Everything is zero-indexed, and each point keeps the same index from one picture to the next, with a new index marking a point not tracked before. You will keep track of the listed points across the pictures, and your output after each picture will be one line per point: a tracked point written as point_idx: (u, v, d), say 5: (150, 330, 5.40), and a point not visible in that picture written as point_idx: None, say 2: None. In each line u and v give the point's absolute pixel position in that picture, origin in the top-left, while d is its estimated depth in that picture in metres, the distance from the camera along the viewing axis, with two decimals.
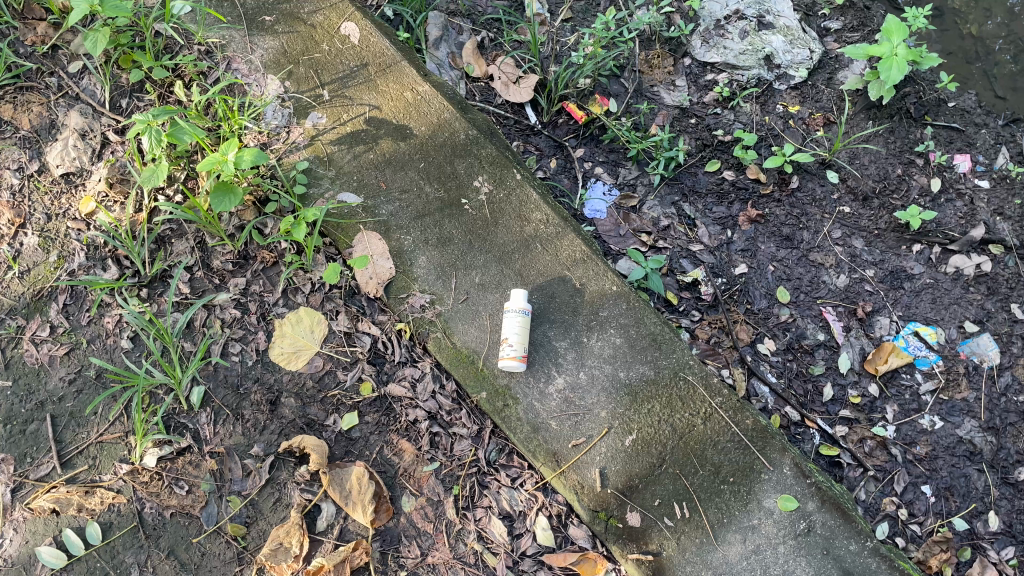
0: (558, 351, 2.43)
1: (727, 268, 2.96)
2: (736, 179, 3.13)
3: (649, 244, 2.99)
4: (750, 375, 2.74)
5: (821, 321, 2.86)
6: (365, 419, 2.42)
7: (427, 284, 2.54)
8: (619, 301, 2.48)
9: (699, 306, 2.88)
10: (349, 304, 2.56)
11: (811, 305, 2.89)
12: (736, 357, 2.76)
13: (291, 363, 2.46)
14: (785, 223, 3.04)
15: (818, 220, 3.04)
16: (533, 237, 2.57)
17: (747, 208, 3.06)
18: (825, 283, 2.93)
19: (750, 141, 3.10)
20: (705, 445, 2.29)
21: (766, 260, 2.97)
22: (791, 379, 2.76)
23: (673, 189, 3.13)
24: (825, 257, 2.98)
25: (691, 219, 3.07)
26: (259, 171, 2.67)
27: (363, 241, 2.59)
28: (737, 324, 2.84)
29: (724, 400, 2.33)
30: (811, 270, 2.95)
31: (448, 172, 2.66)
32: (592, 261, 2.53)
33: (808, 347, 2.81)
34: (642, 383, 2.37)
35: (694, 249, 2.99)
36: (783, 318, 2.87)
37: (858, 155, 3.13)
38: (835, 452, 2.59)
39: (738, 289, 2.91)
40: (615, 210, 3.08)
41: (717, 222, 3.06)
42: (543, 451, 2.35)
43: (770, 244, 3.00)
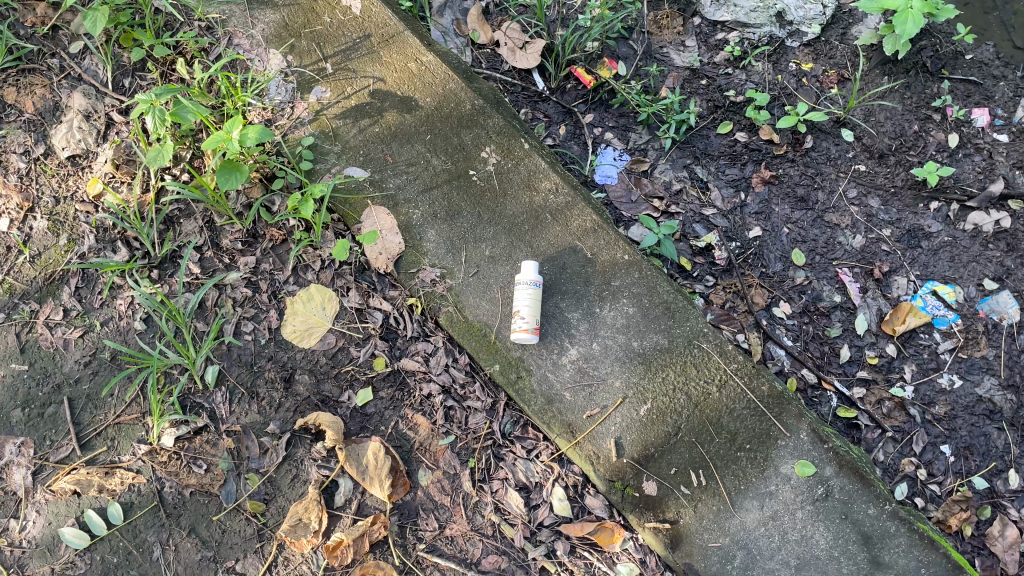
0: (570, 322, 2.41)
1: (741, 231, 2.92)
2: (749, 141, 3.08)
3: (662, 210, 2.96)
4: (766, 340, 2.74)
5: (838, 283, 2.83)
6: (379, 395, 2.41)
7: (438, 259, 2.50)
8: (631, 270, 2.45)
9: (713, 271, 2.87)
10: (359, 280, 2.52)
11: (827, 267, 2.86)
12: (751, 322, 2.76)
13: (304, 340, 2.44)
14: (799, 184, 2.99)
15: (833, 179, 2.99)
16: (543, 207, 2.52)
17: (761, 170, 3.02)
18: (841, 243, 2.89)
19: (762, 101, 3.03)
20: (720, 412, 2.28)
21: (781, 223, 2.94)
22: (808, 342, 2.75)
23: (685, 153, 3.09)
24: (841, 218, 2.93)
25: (704, 183, 3.03)
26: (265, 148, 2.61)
27: (373, 216, 2.54)
28: (751, 288, 2.83)
29: (740, 367, 2.31)
30: (827, 231, 2.92)
31: (455, 143, 2.61)
32: (604, 230, 2.49)
33: (824, 309, 2.79)
34: (656, 352, 2.35)
35: (707, 213, 2.96)
36: (798, 281, 2.84)
37: (873, 112, 3.06)
38: (852, 414, 2.60)
39: (753, 252, 2.89)
40: (626, 175, 3.05)
41: (730, 184, 3.02)
42: (557, 422, 2.34)
43: (784, 205, 2.97)
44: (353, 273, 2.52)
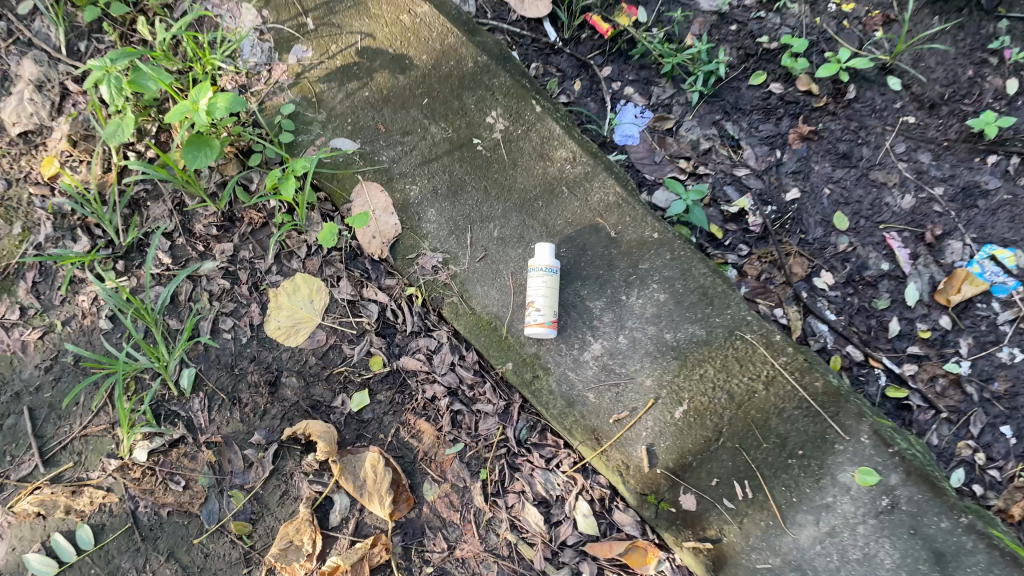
0: (593, 313, 2.11)
1: (777, 194, 2.62)
2: (785, 93, 2.71)
3: (689, 172, 2.67)
4: (806, 314, 2.49)
5: (884, 250, 2.52)
6: (377, 398, 2.12)
7: (439, 242, 2.18)
8: (661, 250, 2.12)
9: (746, 239, 2.60)
10: (350, 268, 2.21)
11: (872, 232, 2.54)
12: (790, 295, 2.50)
13: (291, 338, 2.14)
14: (841, 139, 2.65)
15: (878, 133, 2.63)
16: (558, 179, 2.17)
17: (798, 125, 2.67)
18: (889, 205, 2.57)
19: (799, 48, 2.64)
20: (768, 415, 1.97)
21: (821, 182, 2.61)
22: (853, 315, 2.48)
23: (713, 108, 2.74)
24: (888, 176, 2.59)
25: (735, 140, 2.70)
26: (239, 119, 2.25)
27: (364, 194, 2.20)
28: (790, 257, 2.54)
29: (789, 359, 1.99)
30: (872, 191, 2.58)
31: (456, 107, 2.22)
32: (628, 205, 2.14)
33: (871, 279, 2.50)
34: (692, 346, 2.04)
35: (739, 174, 2.66)
36: (841, 248, 2.54)
37: (923, 57, 2.65)
38: (902, 395, 2.35)
39: (791, 218, 2.59)
40: (649, 134, 2.73)
41: (765, 142, 2.69)
42: (580, 428, 2.06)
43: (825, 163, 2.63)
44: (342, 259, 2.20)
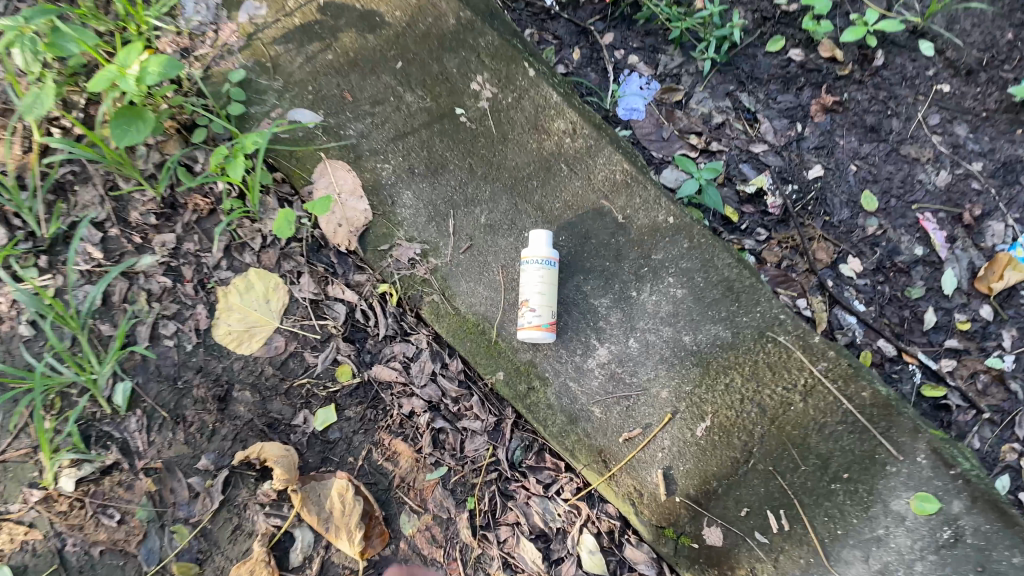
0: (598, 313, 1.80)
1: (799, 171, 2.28)
2: (806, 60, 2.35)
3: (701, 148, 2.33)
4: (833, 304, 2.15)
5: (917, 233, 2.17)
6: (346, 415, 1.81)
7: (416, 231, 1.85)
8: (677, 238, 1.80)
9: (765, 222, 2.26)
10: (312, 262, 1.86)
11: (904, 213, 2.19)
12: (815, 284, 2.17)
13: (244, 344, 1.81)
14: (869, 111, 2.28)
15: (909, 103, 2.26)
16: (556, 155, 1.85)
17: (820, 95, 2.32)
18: (922, 183, 2.21)
19: (821, 9, 2.27)
20: (806, 431, 1.67)
21: (846, 159, 2.26)
22: (884, 305, 2.14)
23: (726, 78, 2.40)
24: (920, 151, 2.23)
25: (751, 113, 2.35)
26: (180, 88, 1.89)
27: (328, 174, 1.85)
28: (814, 242, 2.21)
29: (829, 366, 1.66)
30: (902, 167, 2.23)
31: (436, 72, 1.88)
32: (637, 184, 1.82)
33: (903, 265, 2.16)
34: (715, 350, 1.74)
35: (756, 150, 2.31)
36: (870, 231, 2.19)
37: (957, 18, 2.25)
38: (940, 394, 2.03)
39: (814, 198, 2.24)
40: (656, 108, 2.39)
41: (784, 115, 2.34)
42: (585, 449, 1.78)
43: (851, 137, 2.28)
44: (303, 252, 1.86)
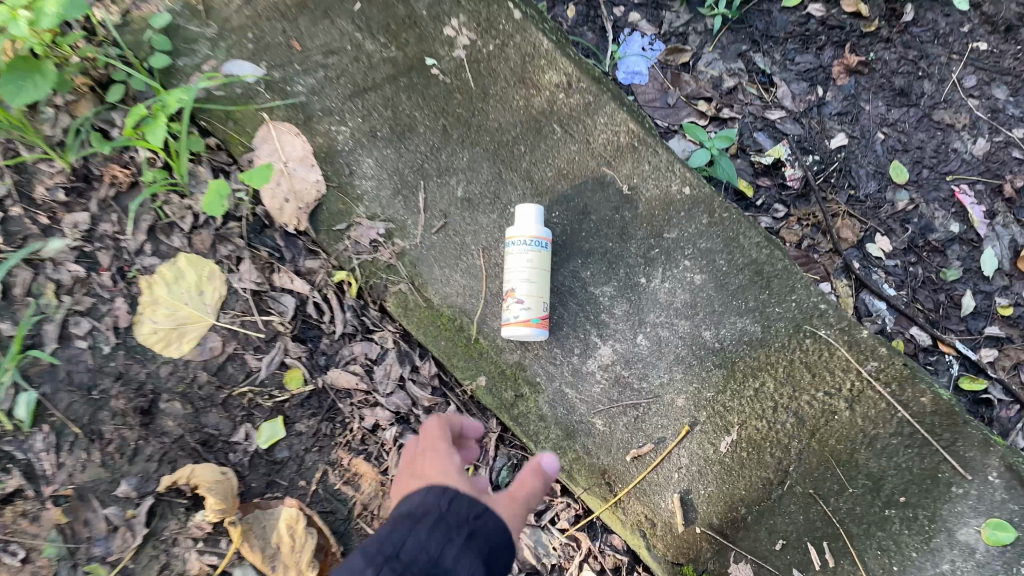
0: (600, 305, 1.49)
1: (821, 140, 2.01)
2: (828, 15, 2.05)
3: (711, 115, 2.03)
4: (861, 289, 1.92)
5: (954, 208, 1.96)
6: (297, 430, 1.49)
7: (379, 207, 1.53)
8: (695, 213, 1.48)
9: (784, 197, 1.99)
10: (253, 246, 1.55)
11: (937, 185, 1.97)
12: (840, 267, 1.93)
13: (174, 345, 1.47)
14: (898, 72, 2.03)
15: (942, 62, 2.02)
16: (547, 113, 1.52)
17: (844, 53, 2.05)
18: (958, 151, 1.99)
19: None
20: (854, 446, 1.38)
21: (873, 127, 2.01)
22: (916, 289, 1.93)
23: (739, 36, 2.07)
24: (955, 116, 2.00)
25: (767, 75, 2.05)
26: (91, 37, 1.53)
27: (271, 138, 1.53)
28: (837, 220, 1.96)
29: (879, 365, 1.38)
30: (935, 135, 2.00)
31: (402, 14, 1.52)
32: (644, 147, 1.51)
33: (938, 244, 1.94)
34: (741, 348, 1.44)
35: (773, 117, 2.02)
36: (899, 207, 1.96)
37: None
38: (980, 387, 1.83)
39: (838, 170, 1.99)
40: (660, 72, 2.06)
41: (802, 78, 2.05)
42: (584, 470, 1.47)
43: (877, 102, 2.02)
44: (244, 234, 1.54)
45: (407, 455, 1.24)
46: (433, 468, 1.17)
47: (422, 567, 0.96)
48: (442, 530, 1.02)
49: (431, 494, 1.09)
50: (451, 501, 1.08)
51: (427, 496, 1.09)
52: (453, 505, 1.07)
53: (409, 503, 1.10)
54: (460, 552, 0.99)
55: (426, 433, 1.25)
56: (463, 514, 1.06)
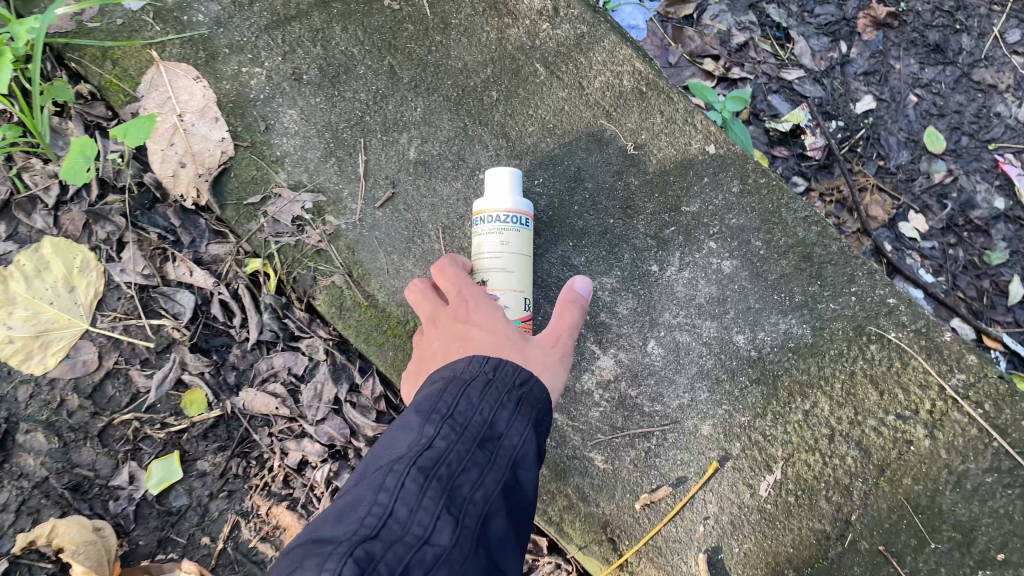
0: (600, 301, 1.14)
1: (846, 103, 1.66)
2: None
3: (718, 75, 1.67)
4: (890, 275, 1.55)
5: (998, 180, 1.61)
6: (199, 470, 1.12)
7: (305, 172, 1.16)
8: (724, 180, 1.13)
9: (805, 169, 1.62)
10: (139, 227, 1.16)
11: (978, 154, 1.63)
12: (868, 250, 1.56)
13: (31, 359, 1.09)
14: (932, 24, 1.70)
15: (982, 14, 1.71)
16: (527, 48, 1.18)
17: (869, 4, 1.72)
18: (1001, 115, 1.65)
19: None
20: (937, 488, 1.04)
21: (904, 88, 1.67)
22: (957, 276, 1.56)
23: None
24: (998, 76, 1.67)
25: (783, 29, 1.72)
26: None
27: (160, 83, 1.15)
28: (864, 195, 1.60)
29: (967, 379, 1.06)
30: (973, 98, 1.66)
31: None
32: (653, 92, 1.17)
33: (980, 222, 1.59)
34: (789, 359, 1.10)
35: (790, 77, 1.67)
36: (937, 178, 1.61)
37: None
38: None
39: (864, 138, 1.64)
40: (660, 25, 1.71)
41: (824, 31, 1.72)
42: (578, 520, 1.10)
43: (908, 59, 1.69)
44: (127, 211, 1.15)
45: (427, 310, 1.00)
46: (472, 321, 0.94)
47: (479, 432, 0.77)
48: (493, 393, 0.81)
49: (473, 359, 0.85)
50: (496, 368, 0.85)
51: (467, 361, 0.85)
52: (501, 367, 0.85)
53: (446, 368, 0.87)
54: (515, 419, 0.80)
55: (445, 277, 0.99)
56: (511, 381, 0.84)
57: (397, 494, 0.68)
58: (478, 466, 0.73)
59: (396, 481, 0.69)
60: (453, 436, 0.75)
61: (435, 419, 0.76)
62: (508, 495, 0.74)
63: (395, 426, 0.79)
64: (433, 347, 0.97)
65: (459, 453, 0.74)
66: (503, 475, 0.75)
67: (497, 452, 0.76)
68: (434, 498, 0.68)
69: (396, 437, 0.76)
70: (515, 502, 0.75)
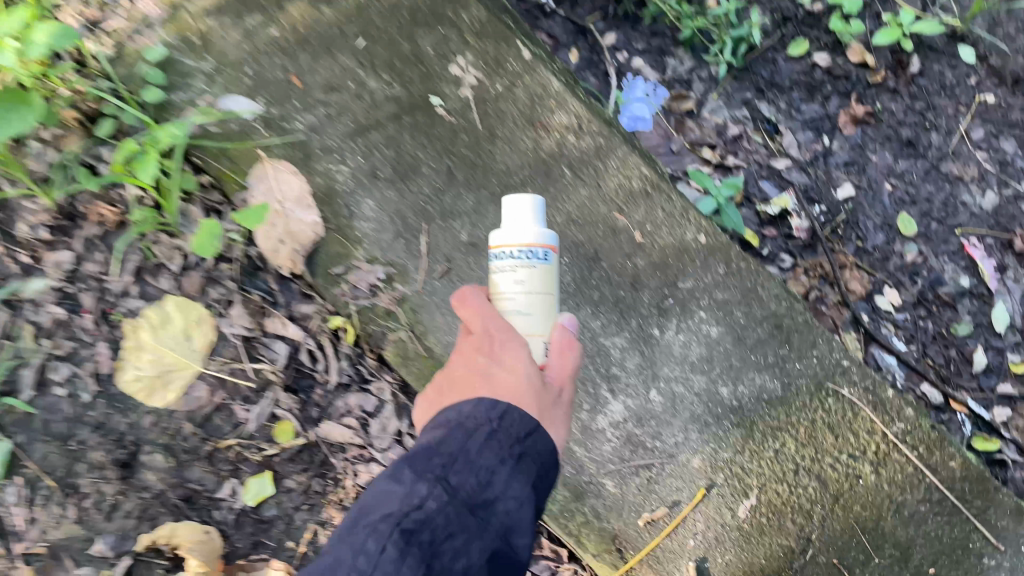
0: (611, 357, 1.39)
1: (827, 190, 1.94)
2: (831, 66, 2.04)
3: (715, 163, 1.92)
4: (868, 342, 1.80)
5: (964, 261, 1.92)
6: (287, 486, 1.42)
7: (379, 250, 1.46)
8: (713, 264, 1.43)
9: (791, 247, 1.87)
10: (245, 290, 1.46)
11: (947, 238, 1.94)
12: (849, 319, 1.81)
13: (156, 395, 1.36)
14: (904, 122, 2.01)
15: (950, 114, 2.03)
16: (557, 157, 1.48)
17: (849, 103, 2.02)
18: (966, 204, 1.97)
19: (852, 6, 1.98)
20: (879, 514, 1.35)
21: (880, 177, 1.97)
22: (926, 344, 1.85)
23: (743, 86, 2.02)
24: (964, 169, 1.99)
25: (772, 123, 2.00)
26: (79, 67, 1.42)
27: (270, 179, 1.45)
28: (845, 271, 1.87)
29: (906, 427, 1.37)
30: (943, 188, 1.97)
31: (407, 52, 1.49)
32: (660, 194, 1.46)
33: (948, 297, 1.89)
34: (761, 408, 1.37)
35: (778, 166, 1.95)
36: (909, 259, 1.91)
37: (1001, 22, 2.06)
38: (993, 445, 1.73)
39: (845, 220, 1.92)
40: (665, 117, 1.96)
41: (808, 126, 2.01)
42: (594, 535, 1.36)
43: (884, 152, 1.99)
44: (236, 278, 1.45)
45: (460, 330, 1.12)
46: (495, 357, 1.04)
47: (468, 497, 0.91)
48: (490, 452, 0.94)
49: (481, 404, 0.99)
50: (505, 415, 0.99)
51: (476, 406, 0.99)
52: (507, 416, 0.98)
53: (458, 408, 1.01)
54: (512, 478, 0.93)
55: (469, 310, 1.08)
56: (517, 434, 0.97)
57: (377, 559, 0.82)
58: (459, 538, 0.87)
59: (377, 543, 0.84)
60: (442, 499, 0.89)
61: (428, 482, 0.89)
62: (490, 557, 0.89)
63: (394, 472, 0.93)
64: (455, 373, 1.09)
65: (446, 518, 0.88)
66: (483, 539, 0.89)
67: (481, 517, 0.90)
68: (412, 562, 0.83)
69: (393, 489, 0.90)
70: (497, 564, 0.90)
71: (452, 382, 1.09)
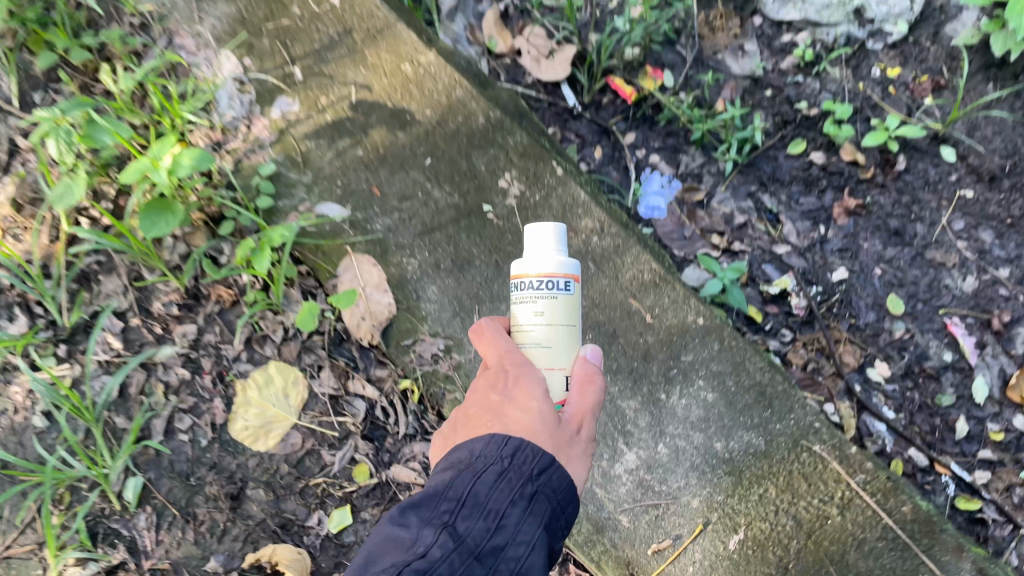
0: (626, 416, 1.75)
1: (823, 272, 2.18)
2: (828, 163, 2.25)
3: (722, 249, 2.19)
4: (861, 410, 2.03)
5: (946, 337, 2.08)
6: (361, 517, 1.74)
7: (440, 326, 1.82)
8: (710, 341, 1.76)
9: (790, 323, 2.13)
10: (334, 356, 1.83)
11: (931, 317, 2.10)
12: (843, 389, 2.04)
13: (260, 441, 1.73)
14: (892, 215, 2.20)
15: (933, 208, 2.19)
16: (585, 253, 1.83)
17: (842, 197, 2.23)
18: (948, 287, 2.13)
19: (844, 113, 2.22)
20: (845, 547, 1.61)
21: (871, 263, 2.17)
22: (913, 414, 2.03)
23: (748, 178, 2.28)
24: (946, 255, 2.15)
25: (773, 213, 2.25)
26: (211, 181, 1.82)
27: (354, 268, 1.83)
28: (840, 345, 2.09)
29: (866, 478, 1.64)
30: (928, 272, 2.14)
31: (464, 168, 1.86)
32: (668, 285, 1.80)
33: (932, 371, 2.05)
34: (748, 458, 1.69)
35: (779, 251, 2.20)
36: (897, 335, 2.09)
37: (979, 125, 2.20)
38: (975, 506, 1.90)
39: (838, 300, 2.14)
40: (678, 206, 2.25)
41: (806, 216, 2.24)
42: (611, 560, 1.72)
43: (874, 240, 2.19)
44: (326, 346, 1.82)
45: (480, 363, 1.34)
46: (506, 394, 1.24)
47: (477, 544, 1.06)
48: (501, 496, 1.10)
49: (493, 441, 1.18)
50: (514, 454, 1.16)
51: (489, 443, 1.18)
52: (516, 457, 1.15)
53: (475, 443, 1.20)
54: (520, 522, 1.09)
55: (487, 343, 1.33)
56: (528, 471, 1.14)
57: None
58: None
59: None
60: (449, 546, 1.05)
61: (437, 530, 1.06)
62: None
63: (412, 519, 1.10)
64: (473, 411, 1.28)
65: (455, 563, 1.03)
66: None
67: (488, 561, 1.05)
68: None
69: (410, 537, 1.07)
70: None
71: (470, 418, 1.28)
